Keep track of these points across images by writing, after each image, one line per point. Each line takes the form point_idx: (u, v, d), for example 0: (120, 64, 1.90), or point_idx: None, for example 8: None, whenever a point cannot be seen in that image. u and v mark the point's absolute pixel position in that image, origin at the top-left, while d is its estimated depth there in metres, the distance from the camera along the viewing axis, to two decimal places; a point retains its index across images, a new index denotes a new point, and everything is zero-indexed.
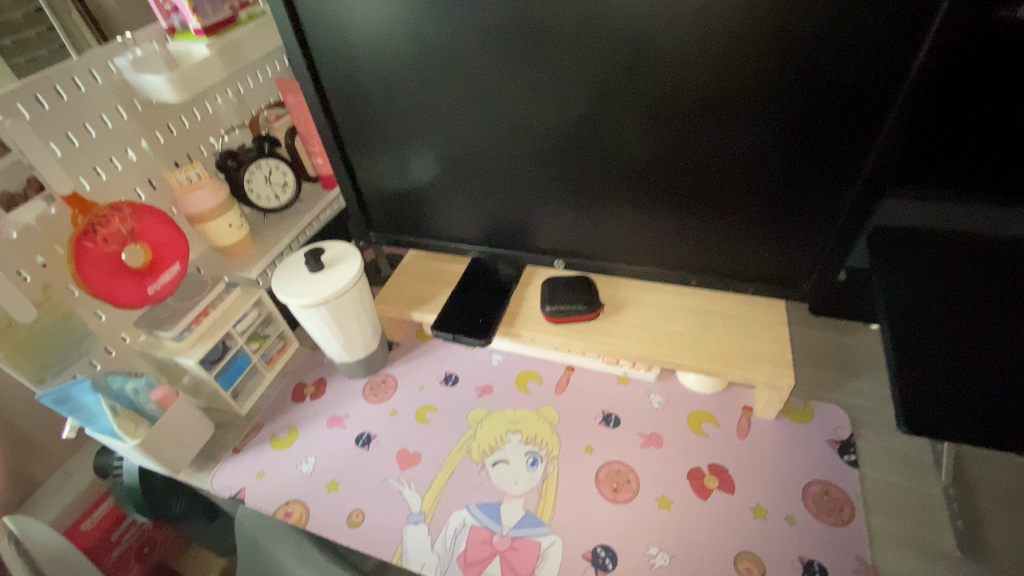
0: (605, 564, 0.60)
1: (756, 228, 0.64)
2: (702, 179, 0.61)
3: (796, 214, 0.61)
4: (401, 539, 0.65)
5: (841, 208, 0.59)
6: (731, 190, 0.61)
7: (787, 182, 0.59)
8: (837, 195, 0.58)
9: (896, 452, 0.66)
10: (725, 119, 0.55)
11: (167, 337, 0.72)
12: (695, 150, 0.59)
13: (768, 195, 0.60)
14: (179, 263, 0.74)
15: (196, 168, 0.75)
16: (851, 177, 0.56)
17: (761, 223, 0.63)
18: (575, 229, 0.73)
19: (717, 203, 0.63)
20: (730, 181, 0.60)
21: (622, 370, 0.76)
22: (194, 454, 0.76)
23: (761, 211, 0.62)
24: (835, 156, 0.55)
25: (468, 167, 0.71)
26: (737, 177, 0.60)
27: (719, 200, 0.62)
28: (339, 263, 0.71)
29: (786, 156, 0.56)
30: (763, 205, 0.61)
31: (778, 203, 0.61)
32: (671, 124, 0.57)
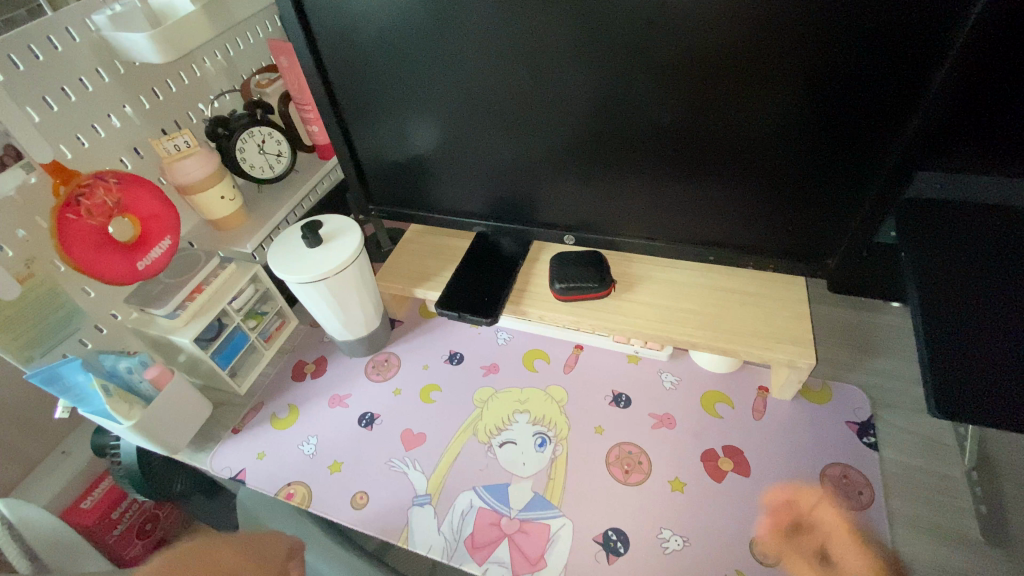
0: (617, 548, 0.58)
1: (777, 200, 0.60)
2: (725, 148, 0.57)
3: (823, 186, 0.57)
4: (407, 521, 0.63)
5: (872, 180, 0.55)
6: (755, 161, 0.57)
7: (817, 152, 0.55)
8: (869, 165, 0.54)
9: (917, 434, 0.64)
10: (753, 82, 0.51)
11: (160, 314, 0.69)
12: (716, 116, 0.55)
13: (795, 166, 0.57)
14: (170, 237, 0.71)
15: (185, 135, 0.70)
16: (886, 147, 0.52)
17: (783, 195, 0.59)
18: (585, 201, 0.69)
19: (740, 174, 0.59)
20: (755, 150, 0.57)
21: (634, 349, 0.74)
22: (193, 434, 0.74)
23: (786, 183, 0.58)
24: (869, 123, 0.51)
25: (474, 137, 0.67)
26: (762, 146, 0.56)
27: (742, 172, 0.59)
28: (338, 237, 0.67)
29: (814, 122, 0.52)
30: (789, 176, 0.58)
31: (805, 175, 0.57)
32: (694, 89, 0.53)
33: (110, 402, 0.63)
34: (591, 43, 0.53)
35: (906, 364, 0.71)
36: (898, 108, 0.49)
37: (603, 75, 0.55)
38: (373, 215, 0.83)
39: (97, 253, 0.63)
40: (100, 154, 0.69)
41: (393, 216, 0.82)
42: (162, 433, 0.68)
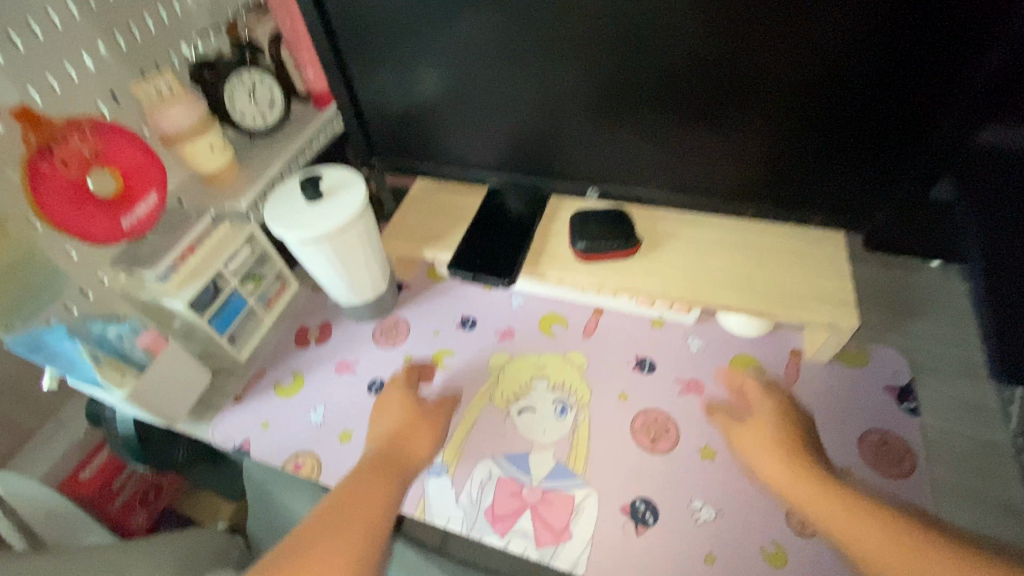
0: (645, 518, 0.56)
1: (824, 148, 0.54)
2: (772, 88, 0.51)
3: (879, 134, 0.51)
4: (424, 492, 0.60)
5: (936, 126, 0.49)
6: (804, 103, 0.51)
7: (877, 91, 0.48)
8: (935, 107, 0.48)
9: (957, 399, 0.62)
10: (810, 8, 0.45)
11: (148, 277, 0.64)
12: (761, 49, 0.49)
13: (849, 108, 0.50)
14: (157, 192, 0.65)
15: (167, 78, 0.63)
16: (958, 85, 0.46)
17: (830, 141, 0.53)
18: (608, 151, 0.62)
19: (785, 119, 0.53)
20: (805, 90, 0.50)
21: (658, 313, 0.70)
22: (192, 403, 0.70)
23: (837, 129, 0.52)
24: (941, 55, 0.45)
25: (488, 80, 0.60)
26: (815, 85, 0.50)
27: (788, 116, 0.53)
28: (340, 192, 0.62)
29: (875, 56, 0.46)
30: (841, 121, 0.52)
31: (859, 120, 0.51)
32: (742, 17, 0.47)
33: (101, 370, 0.59)
34: None
35: (946, 325, 0.67)
36: (979, 37, 0.43)
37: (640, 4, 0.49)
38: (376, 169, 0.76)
39: (75, 210, 0.58)
40: (74, 98, 0.62)
41: (398, 170, 0.75)
42: (157, 402, 0.64)
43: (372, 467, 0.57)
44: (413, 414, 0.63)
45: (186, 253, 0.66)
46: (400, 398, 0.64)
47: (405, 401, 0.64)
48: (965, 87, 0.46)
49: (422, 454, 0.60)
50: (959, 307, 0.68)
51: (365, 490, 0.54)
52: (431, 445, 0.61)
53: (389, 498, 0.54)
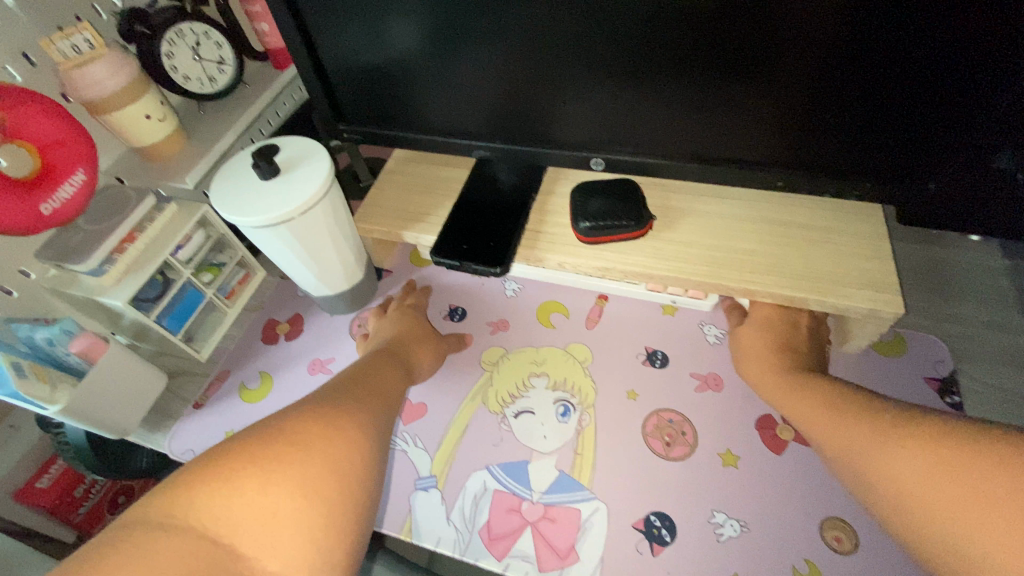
0: (662, 536, 0.49)
1: (871, 106, 0.45)
2: (811, 31, 0.41)
3: (938, 90, 0.42)
4: (410, 509, 0.54)
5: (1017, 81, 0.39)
6: (850, 51, 0.42)
7: (941, 36, 0.39)
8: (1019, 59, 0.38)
9: (1008, 391, 0.55)
10: None
11: (81, 271, 0.55)
12: None
13: (904, 57, 0.41)
14: (85, 169, 0.55)
15: (85, 31, 0.52)
16: None
17: (879, 98, 0.44)
18: (613, 113, 0.53)
19: (825, 70, 0.44)
20: (852, 34, 0.41)
21: (671, 299, 0.62)
22: (145, 410, 0.62)
23: (887, 83, 0.43)
24: None
25: (465, 28, 0.50)
26: (865, 27, 0.40)
27: (828, 68, 0.43)
28: (299, 166, 0.52)
29: None
30: (894, 73, 0.42)
31: (915, 73, 0.42)
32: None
33: (22, 384, 0.50)
34: None
35: (990, 306, 0.60)
36: None
37: None
38: (345, 139, 0.66)
39: None
40: None
41: (371, 141, 0.65)
42: (100, 412, 0.56)
43: (378, 356, 0.55)
44: (417, 325, 0.62)
45: (125, 241, 0.57)
46: (399, 313, 0.63)
47: (407, 314, 0.63)
48: None
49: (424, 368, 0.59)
50: (1005, 286, 0.61)
51: (376, 373, 0.52)
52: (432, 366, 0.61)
53: (395, 392, 0.51)
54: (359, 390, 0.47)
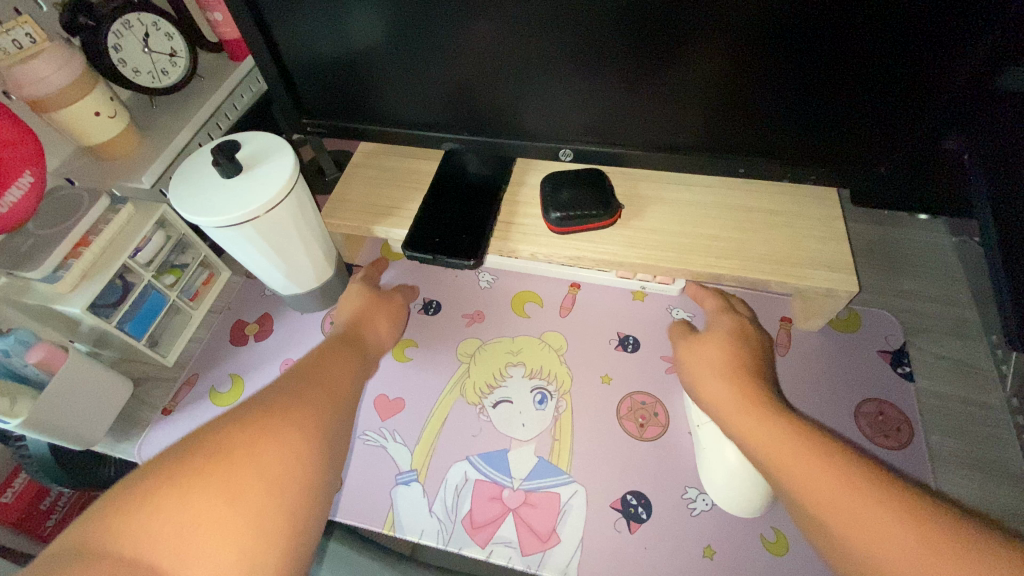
0: (638, 514, 0.51)
1: (813, 99, 0.48)
2: (768, 19, 0.42)
3: (871, 78, 0.45)
4: (392, 504, 0.54)
5: (941, 65, 0.42)
6: (798, 44, 0.44)
7: (898, 18, 0.40)
8: (942, 46, 0.41)
9: (953, 360, 0.59)
10: None
11: (34, 278, 0.52)
12: None
13: (854, 45, 0.43)
14: (33, 170, 0.52)
15: (26, 25, 0.49)
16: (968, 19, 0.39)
17: (819, 91, 0.47)
18: (575, 106, 0.54)
19: (769, 65, 0.46)
20: (818, 16, 0.41)
21: (641, 286, 0.63)
22: (112, 418, 0.60)
23: (825, 77, 0.46)
24: None
25: (421, 22, 0.49)
26: (818, 15, 0.41)
27: (772, 64, 0.46)
28: (261, 163, 0.51)
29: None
30: (853, 56, 0.43)
31: (849, 66, 0.44)
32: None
33: None
34: None
35: (936, 282, 0.64)
36: None
37: None
38: (308, 132, 0.64)
39: None
40: None
41: (337, 134, 0.64)
42: (63, 423, 0.54)
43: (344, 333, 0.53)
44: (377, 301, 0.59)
45: (80, 245, 0.55)
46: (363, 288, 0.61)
47: (365, 289, 0.60)
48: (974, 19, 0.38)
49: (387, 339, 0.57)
50: (951, 262, 0.65)
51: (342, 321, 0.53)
52: (393, 331, 0.58)
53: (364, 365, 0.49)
54: (332, 351, 0.47)
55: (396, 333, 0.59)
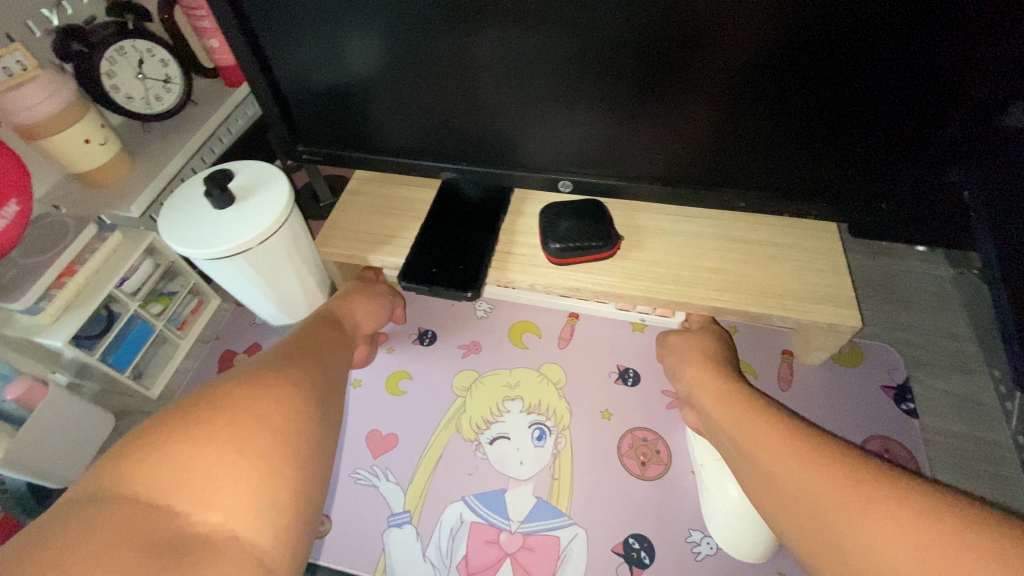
0: (641, 559, 0.49)
1: (805, 138, 0.48)
2: (750, 65, 0.43)
3: (859, 118, 0.45)
4: (384, 548, 0.52)
5: (926, 105, 0.43)
6: (783, 87, 0.44)
7: (890, 58, 0.40)
8: (925, 88, 0.41)
9: (957, 395, 0.58)
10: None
11: (14, 310, 0.51)
12: (714, 30, 0.42)
13: (838, 88, 0.43)
14: (18, 200, 0.51)
15: (17, 52, 0.48)
16: (948, 61, 0.39)
17: (809, 131, 0.47)
18: (571, 139, 0.54)
19: (757, 106, 0.46)
20: (803, 60, 0.42)
21: (641, 318, 0.62)
22: (92, 454, 0.57)
23: (813, 119, 0.46)
24: (922, 31, 0.38)
25: (413, 55, 0.49)
26: (799, 61, 0.42)
27: (760, 105, 0.46)
28: (255, 193, 0.50)
29: (845, 36, 0.40)
30: (839, 99, 0.44)
31: (835, 108, 0.45)
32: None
33: None
34: None
35: (936, 315, 0.64)
36: None
37: None
38: (304, 159, 0.63)
39: None
40: None
41: (333, 162, 0.63)
42: (40, 461, 0.52)
43: (331, 312, 0.54)
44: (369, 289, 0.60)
45: (65, 274, 0.53)
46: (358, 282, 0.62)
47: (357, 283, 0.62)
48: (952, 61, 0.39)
49: (367, 322, 0.58)
50: (950, 294, 0.65)
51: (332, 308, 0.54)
52: (374, 316, 0.59)
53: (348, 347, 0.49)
54: (319, 327, 0.49)
55: (378, 318, 0.59)
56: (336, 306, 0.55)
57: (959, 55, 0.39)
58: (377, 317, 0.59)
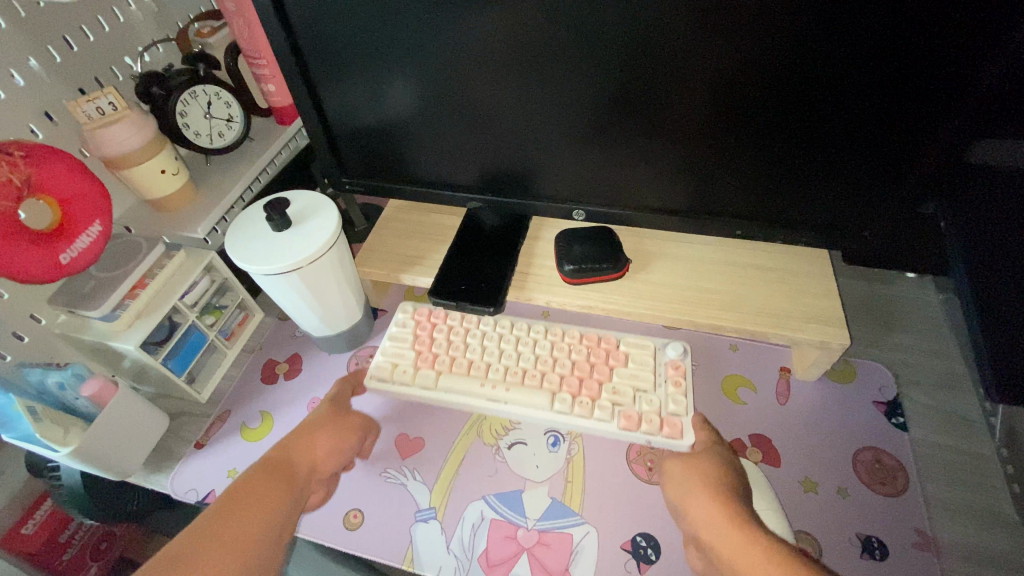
0: (648, 555, 0.54)
1: (782, 175, 0.55)
2: (721, 114, 0.51)
3: (825, 156, 0.52)
4: (412, 540, 0.56)
5: (880, 142, 0.49)
6: (753, 133, 0.52)
7: (839, 106, 0.48)
8: (875, 129, 0.48)
9: (944, 411, 0.62)
10: (718, 52, 0.46)
11: (94, 317, 0.58)
12: (684, 87, 0.50)
13: (802, 133, 0.50)
14: (100, 222, 0.59)
15: (109, 95, 0.57)
16: (890, 106, 0.46)
17: (784, 168, 0.54)
18: (580, 174, 0.61)
19: (736, 146, 0.53)
20: (766, 110, 0.49)
21: (644, 440, 0.57)
22: (149, 450, 0.63)
23: (787, 158, 0.53)
24: (860, 82, 0.45)
25: (439, 102, 0.58)
26: (763, 112, 0.50)
27: (738, 147, 0.53)
28: (309, 218, 0.57)
29: (798, 90, 0.47)
30: (804, 141, 0.51)
31: (803, 149, 0.52)
32: (738, 17, 0.44)
33: (39, 428, 0.54)
34: None
35: (925, 335, 0.68)
36: (977, 51, 0.41)
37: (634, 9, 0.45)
38: (347, 189, 0.71)
39: (4, 245, 0.51)
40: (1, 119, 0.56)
41: (373, 192, 0.70)
42: (108, 454, 0.58)
43: (273, 466, 0.53)
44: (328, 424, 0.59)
45: (137, 287, 0.60)
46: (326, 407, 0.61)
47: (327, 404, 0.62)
48: (893, 105, 0.46)
49: (326, 464, 0.57)
50: (940, 317, 0.69)
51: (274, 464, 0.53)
52: (337, 453, 0.58)
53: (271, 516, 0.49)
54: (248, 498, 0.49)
55: (340, 457, 0.58)
56: (294, 448, 0.55)
57: (897, 101, 0.46)
58: (339, 456, 0.58)
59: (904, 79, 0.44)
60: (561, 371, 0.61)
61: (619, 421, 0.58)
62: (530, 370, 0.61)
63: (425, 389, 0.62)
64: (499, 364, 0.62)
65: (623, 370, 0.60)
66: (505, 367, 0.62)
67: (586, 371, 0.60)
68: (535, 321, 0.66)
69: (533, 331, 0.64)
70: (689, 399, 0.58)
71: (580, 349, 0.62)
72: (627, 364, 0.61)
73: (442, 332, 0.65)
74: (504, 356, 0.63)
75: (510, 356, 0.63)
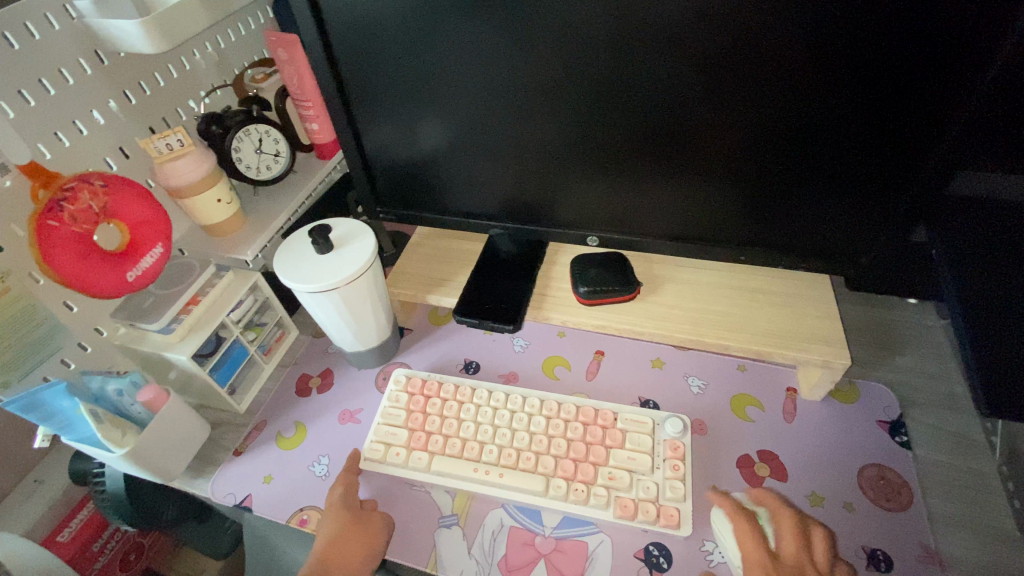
0: (660, 564, 0.56)
1: (777, 205, 0.59)
2: (717, 152, 0.56)
3: (814, 187, 0.57)
4: (435, 545, 0.59)
5: (863, 174, 0.54)
6: (747, 168, 0.57)
7: (822, 144, 0.53)
8: (858, 163, 0.53)
9: (947, 431, 0.64)
10: (709, 98, 0.53)
11: (152, 330, 0.64)
12: (682, 127, 0.56)
13: (792, 168, 0.56)
14: (162, 245, 0.66)
15: (178, 133, 0.65)
16: (869, 143, 0.52)
17: (779, 199, 0.59)
18: (594, 202, 0.66)
19: (733, 180, 0.58)
20: (757, 148, 0.55)
21: (642, 529, 0.57)
22: (190, 458, 0.68)
23: (780, 190, 0.58)
24: (840, 123, 0.51)
25: (466, 140, 0.64)
26: (754, 149, 0.55)
27: (734, 180, 0.58)
28: (350, 242, 0.63)
29: (783, 131, 0.53)
30: (795, 175, 0.56)
31: (793, 182, 0.57)
32: (725, 70, 0.50)
33: (101, 429, 0.59)
34: (625, 33, 0.50)
35: (926, 359, 0.71)
36: (944, 94, 0.47)
37: (642, 60, 0.52)
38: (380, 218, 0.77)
39: (83, 264, 0.58)
40: (82, 153, 0.63)
41: (404, 220, 0.76)
42: (156, 458, 0.63)
43: None
44: (346, 532, 0.57)
45: (190, 304, 0.66)
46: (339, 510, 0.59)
47: (339, 506, 0.59)
48: (872, 141, 0.51)
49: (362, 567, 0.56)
50: (941, 341, 0.72)
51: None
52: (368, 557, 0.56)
53: None
54: None
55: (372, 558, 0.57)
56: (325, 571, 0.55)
57: (874, 139, 0.51)
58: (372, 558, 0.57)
59: (879, 120, 0.50)
60: (556, 454, 0.62)
61: (614, 509, 0.58)
62: (524, 451, 0.63)
63: (419, 471, 0.63)
64: (494, 445, 0.63)
65: (620, 452, 0.61)
66: (499, 449, 0.63)
67: (581, 454, 0.62)
68: (530, 395, 0.68)
69: (528, 410, 0.66)
70: (686, 485, 0.59)
71: (575, 429, 0.64)
72: (624, 445, 0.62)
73: (437, 412, 0.67)
74: (498, 436, 0.64)
75: (505, 436, 0.64)
